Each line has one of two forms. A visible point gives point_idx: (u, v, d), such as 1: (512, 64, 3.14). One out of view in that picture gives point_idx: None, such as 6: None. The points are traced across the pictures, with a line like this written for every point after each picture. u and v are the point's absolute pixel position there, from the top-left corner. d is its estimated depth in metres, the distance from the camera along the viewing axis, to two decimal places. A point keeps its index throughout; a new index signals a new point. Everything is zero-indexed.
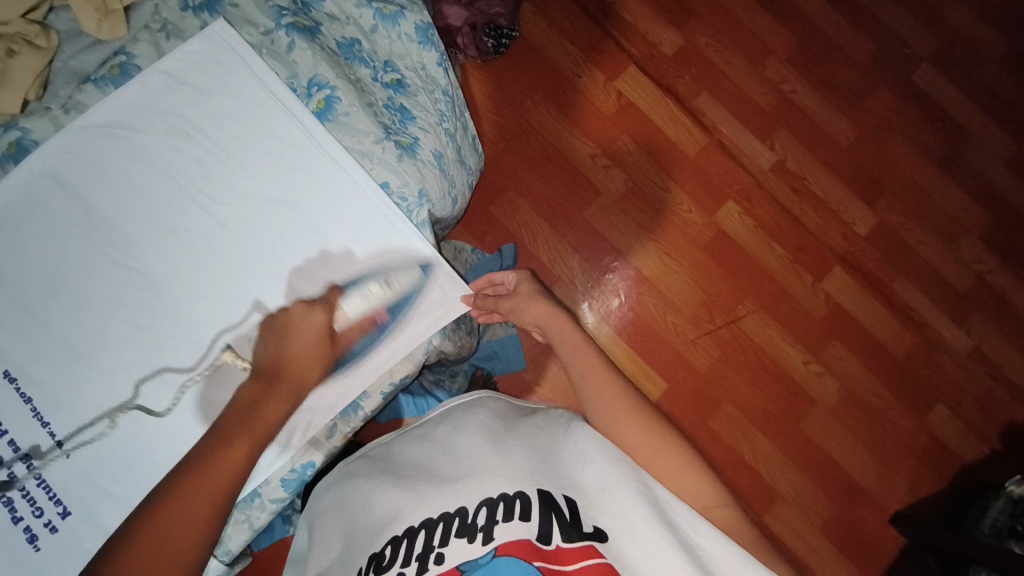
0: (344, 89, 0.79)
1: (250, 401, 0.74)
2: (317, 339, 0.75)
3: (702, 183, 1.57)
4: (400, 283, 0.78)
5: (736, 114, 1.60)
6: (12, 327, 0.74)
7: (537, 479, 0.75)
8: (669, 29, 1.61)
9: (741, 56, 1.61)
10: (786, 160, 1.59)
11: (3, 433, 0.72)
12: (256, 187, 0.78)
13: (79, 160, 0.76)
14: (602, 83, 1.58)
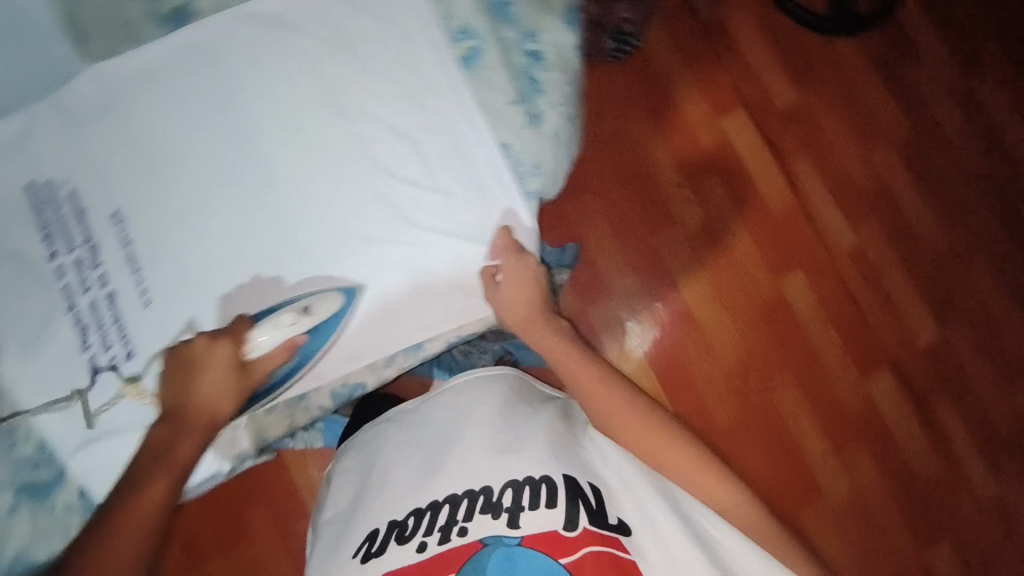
0: (492, 45, 0.78)
1: (157, 447, 0.65)
2: (226, 375, 0.68)
3: (777, 244, 1.55)
4: (321, 310, 0.72)
5: (829, 187, 1.57)
6: (127, 178, 0.72)
7: (555, 460, 0.76)
8: (786, 84, 1.59)
9: (851, 132, 1.59)
10: (865, 248, 1.55)
11: (97, 265, 0.71)
12: (388, 113, 0.75)
13: (236, 39, 0.75)
14: (710, 117, 1.57)
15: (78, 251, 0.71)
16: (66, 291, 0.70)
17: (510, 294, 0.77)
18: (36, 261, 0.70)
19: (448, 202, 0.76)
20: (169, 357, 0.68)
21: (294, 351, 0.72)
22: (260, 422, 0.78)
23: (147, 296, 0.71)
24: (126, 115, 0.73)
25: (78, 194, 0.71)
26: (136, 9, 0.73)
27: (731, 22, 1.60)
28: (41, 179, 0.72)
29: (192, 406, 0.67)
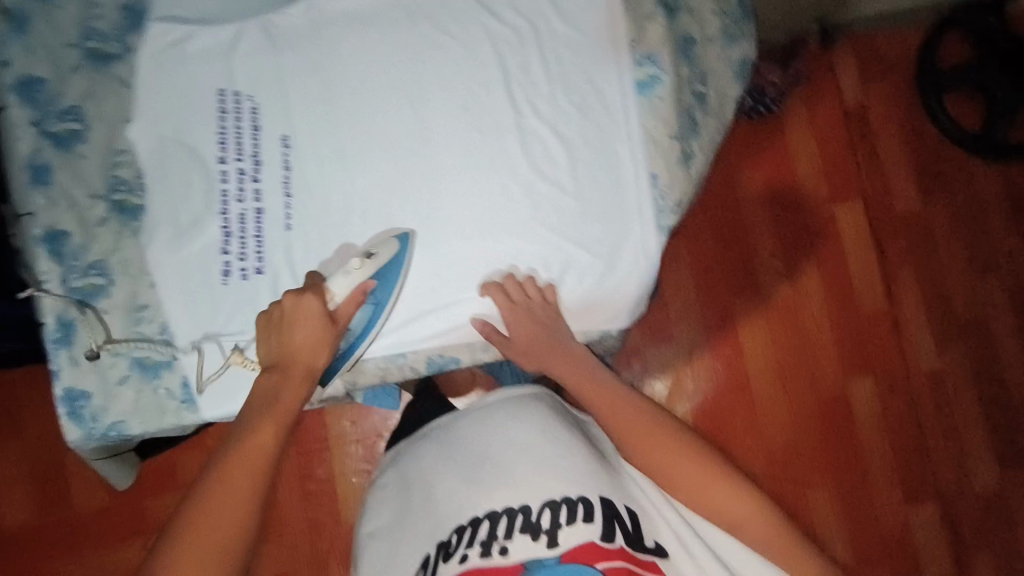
0: (671, 77, 0.78)
1: (267, 393, 0.65)
2: (316, 326, 0.67)
3: (856, 347, 1.47)
4: (383, 253, 0.72)
5: (925, 306, 1.50)
6: (303, 111, 0.76)
7: (593, 480, 0.70)
8: (911, 187, 1.53)
9: (965, 257, 1.51)
10: (946, 375, 1.48)
11: (257, 181, 0.75)
12: (552, 116, 0.77)
13: (441, 11, 0.77)
14: (824, 201, 1.51)
15: (244, 162, 0.75)
16: (223, 194, 0.74)
17: (518, 344, 0.76)
18: (205, 161, 0.74)
19: (583, 215, 0.77)
20: (263, 320, 0.68)
21: (368, 296, 0.71)
22: (358, 369, 0.76)
23: (290, 220, 0.75)
24: (313, 55, 0.75)
25: (259, 113, 0.75)
26: None
27: (873, 115, 1.53)
28: (229, 90, 0.75)
29: (292, 358, 0.67)
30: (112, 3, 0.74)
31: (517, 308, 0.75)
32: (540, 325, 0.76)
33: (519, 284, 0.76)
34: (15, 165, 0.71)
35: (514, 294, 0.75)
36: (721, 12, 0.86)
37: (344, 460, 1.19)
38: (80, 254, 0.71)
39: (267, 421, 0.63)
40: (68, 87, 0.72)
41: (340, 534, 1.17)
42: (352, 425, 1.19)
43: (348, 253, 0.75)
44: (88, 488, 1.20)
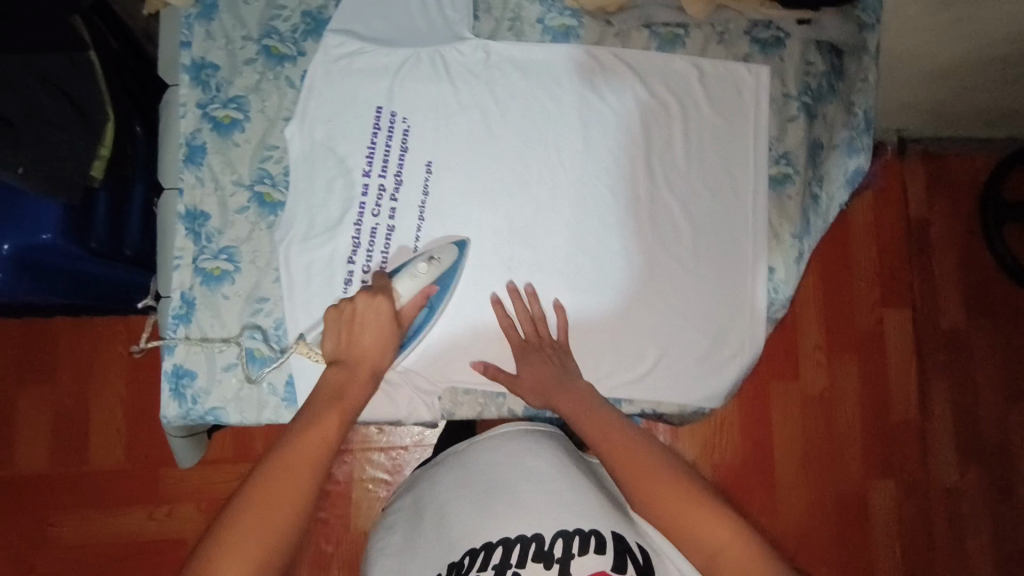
0: (803, 179, 0.81)
1: (333, 389, 0.64)
2: (386, 328, 0.67)
3: (882, 451, 1.44)
4: (445, 259, 0.73)
5: (955, 427, 1.46)
6: (448, 142, 0.79)
7: (607, 518, 0.66)
8: (959, 306, 1.48)
9: (1002, 386, 1.47)
10: (961, 495, 1.44)
11: (394, 199, 0.77)
12: (683, 190, 0.79)
13: (598, 76, 0.80)
14: (875, 305, 1.45)
15: (385, 180, 0.77)
16: (360, 206, 0.76)
17: (526, 382, 0.74)
18: (349, 170, 0.76)
19: (695, 290, 0.78)
20: (332, 316, 0.67)
21: (428, 299, 0.72)
22: (455, 399, 0.77)
23: (418, 244, 0.77)
24: (471, 95, 0.79)
25: (409, 136, 0.78)
26: (532, 13, 0.81)
27: (936, 228, 1.49)
28: (386, 108, 0.77)
29: (357, 360, 0.66)
30: (295, 7, 0.77)
31: (530, 346, 0.75)
32: (553, 364, 0.74)
33: (525, 307, 0.76)
34: (173, 141, 0.73)
35: (526, 331, 0.75)
36: (852, 124, 0.88)
37: (364, 466, 1.14)
38: (214, 238, 0.73)
39: (335, 410, 0.63)
40: (238, 77, 0.75)
41: (346, 541, 1.13)
42: (378, 432, 1.15)
43: (471, 284, 0.77)
44: (105, 445, 1.15)
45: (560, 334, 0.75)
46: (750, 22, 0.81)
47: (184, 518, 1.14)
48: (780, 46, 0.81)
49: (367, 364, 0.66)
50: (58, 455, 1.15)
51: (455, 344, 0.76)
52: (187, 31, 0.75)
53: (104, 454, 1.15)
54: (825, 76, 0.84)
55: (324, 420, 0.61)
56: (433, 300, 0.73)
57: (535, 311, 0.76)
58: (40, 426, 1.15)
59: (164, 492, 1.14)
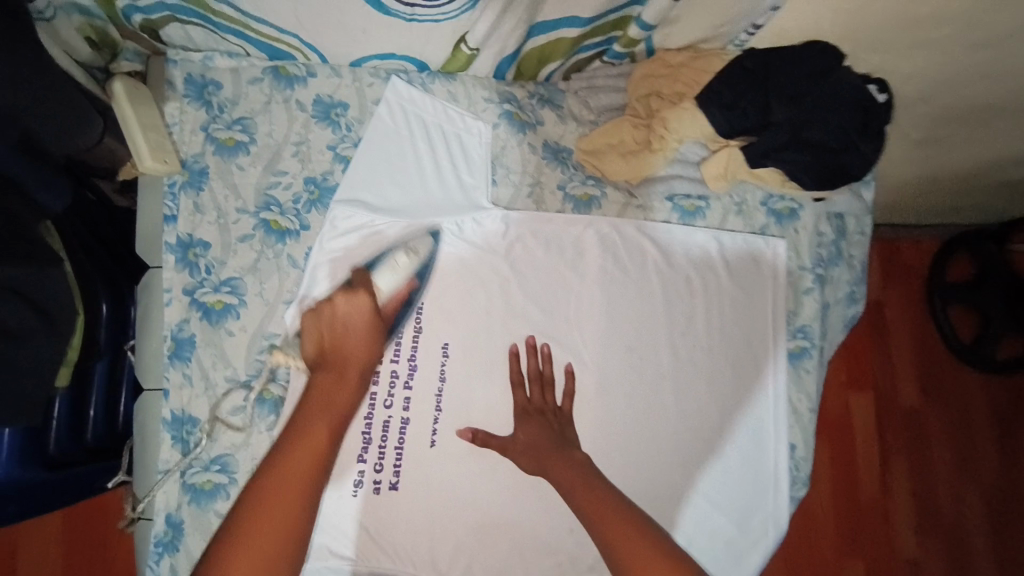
0: (820, 352, 0.80)
1: (320, 388, 0.65)
2: (365, 310, 0.69)
3: (851, 531, 1.35)
4: (423, 251, 0.72)
5: (910, 498, 1.37)
6: (465, 319, 0.74)
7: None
8: (911, 380, 1.40)
9: (948, 454, 1.38)
10: (922, 569, 1.34)
11: (408, 387, 0.71)
12: (701, 362, 0.78)
13: (619, 247, 0.77)
14: (840, 389, 1.40)
15: (398, 364, 0.71)
16: (370, 401, 0.70)
17: (518, 444, 0.71)
18: None
19: (714, 463, 0.76)
20: (310, 317, 0.67)
21: (409, 294, 0.72)
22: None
23: (435, 436, 0.71)
24: (490, 266, 0.75)
25: (422, 315, 0.73)
26: (553, 178, 0.77)
27: (888, 310, 1.42)
28: (398, 284, 0.72)
29: (347, 355, 0.67)
30: (298, 173, 0.70)
31: (532, 409, 0.72)
32: (551, 432, 0.72)
33: (536, 366, 0.74)
34: (156, 332, 0.65)
35: (532, 392, 0.73)
36: (855, 281, 0.90)
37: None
38: (204, 446, 0.64)
39: (321, 426, 0.63)
40: (232, 256, 0.67)
41: None
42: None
43: (492, 481, 0.71)
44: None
45: (565, 399, 0.73)
46: (766, 194, 0.81)
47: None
48: (795, 217, 0.82)
49: (362, 349, 0.68)
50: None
51: (476, 547, 0.70)
52: (172, 204, 0.66)
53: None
54: (832, 243, 0.86)
55: (313, 432, 0.62)
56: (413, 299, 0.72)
57: (547, 372, 0.74)
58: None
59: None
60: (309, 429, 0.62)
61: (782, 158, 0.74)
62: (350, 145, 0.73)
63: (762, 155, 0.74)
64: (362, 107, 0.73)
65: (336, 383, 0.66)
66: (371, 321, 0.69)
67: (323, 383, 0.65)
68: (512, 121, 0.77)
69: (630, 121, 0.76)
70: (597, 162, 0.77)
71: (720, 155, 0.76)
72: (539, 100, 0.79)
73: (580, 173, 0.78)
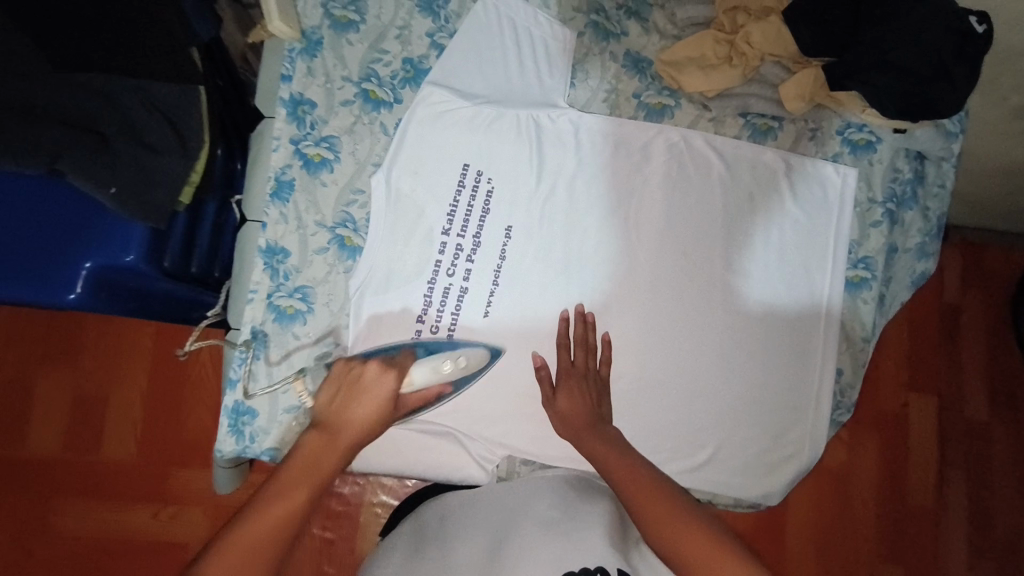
0: (880, 284, 0.80)
1: (310, 457, 0.60)
2: (380, 405, 0.65)
3: (894, 530, 1.28)
4: (468, 362, 0.71)
5: (970, 513, 1.28)
6: (531, 208, 0.78)
7: (614, 552, 0.60)
8: (984, 397, 1.32)
9: (1018, 476, 1.29)
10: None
11: (470, 261, 0.76)
12: (750, 275, 0.79)
13: (686, 157, 0.80)
14: (902, 390, 1.31)
15: (463, 240, 0.76)
16: (435, 270, 0.75)
17: (561, 407, 0.71)
18: (431, 225, 0.76)
19: (754, 376, 0.77)
20: (339, 370, 0.66)
21: (438, 396, 0.71)
22: (512, 469, 0.77)
23: (490, 306, 0.76)
24: (561, 163, 0.79)
25: (493, 195, 0.77)
26: (628, 87, 0.82)
27: (967, 317, 1.34)
28: (473, 166, 0.78)
29: (336, 425, 0.63)
30: (398, 54, 0.79)
31: (575, 372, 0.72)
32: (588, 404, 0.70)
33: (580, 333, 0.73)
34: (262, 174, 0.74)
35: (575, 355, 0.73)
36: (924, 231, 0.89)
37: (376, 490, 1.15)
38: (291, 276, 0.72)
39: (306, 486, 0.58)
40: (334, 118, 0.76)
41: (347, 565, 1.13)
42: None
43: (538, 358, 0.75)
44: (118, 436, 1.16)
45: (604, 367, 0.73)
46: (844, 122, 0.82)
47: (190, 524, 1.14)
48: (870, 150, 0.82)
49: (369, 420, 0.64)
50: (69, 443, 1.16)
51: (517, 421, 0.75)
52: (289, 66, 0.76)
53: (114, 446, 1.15)
54: (907, 183, 0.85)
55: (295, 495, 0.57)
56: (439, 399, 0.71)
57: (591, 339, 0.73)
58: (53, 409, 1.16)
59: (167, 494, 1.14)
60: (289, 492, 0.57)
61: (865, 79, 0.75)
62: (445, 36, 0.80)
63: (843, 76, 0.76)
64: (461, 3, 0.81)
65: (328, 446, 0.62)
66: (374, 414, 0.64)
67: (315, 446, 0.61)
68: (598, 29, 0.83)
69: (713, 35, 0.80)
70: (674, 73, 0.81)
71: (798, 77, 0.78)
72: (626, 13, 0.84)
73: (656, 84, 0.83)
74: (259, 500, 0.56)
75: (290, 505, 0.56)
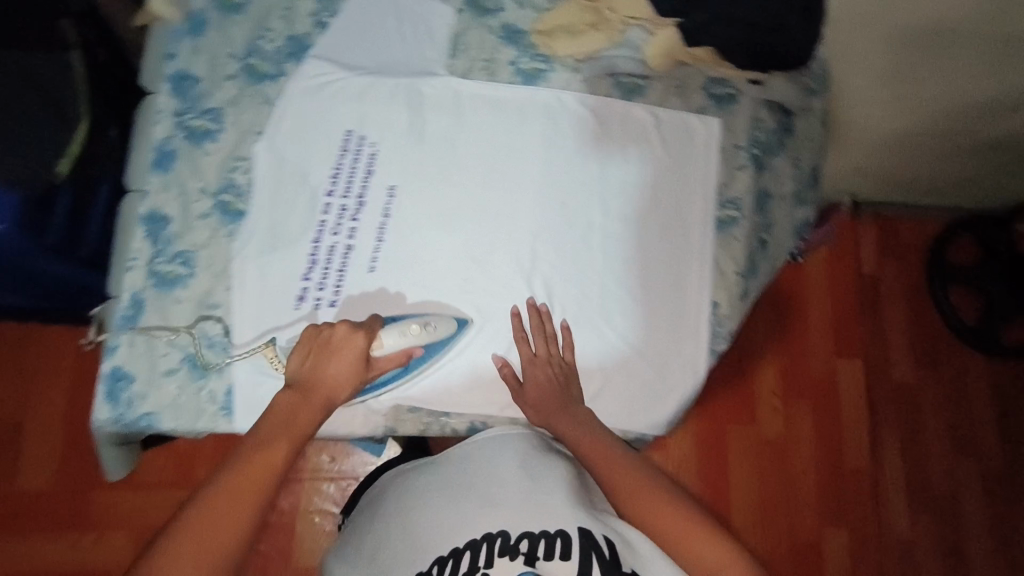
0: (748, 223, 0.86)
1: (286, 410, 0.68)
2: (354, 364, 0.70)
3: (834, 492, 1.29)
4: (440, 327, 0.75)
5: (907, 469, 1.33)
6: (420, 173, 0.81)
7: (575, 513, 0.66)
8: (909, 359, 1.37)
9: (947, 432, 1.35)
10: (916, 549, 1.30)
11: (355, 219, 0.78)
12: (627, 221, 0.83)
13: (563, 117, 0.85)
14: (830, 355, 1.35)
15: (347, 200, 0.79)
16: (320, 229, 0.77)
17: (529, 395, 0.77)
18: (314, 188, 0.78)
19: (637, 315, 0.81)
20: (309, 335, 0.70)
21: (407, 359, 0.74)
22: (399, 417, 0.77)
23: (376, 262, 0.78)
24: (445, 129, 0.83)
25: (376, 158, 0.81)
26: (505, 55, 0.87)
27: (886, 287, 1.39)
28: (356, 132, 0.81)
29: (315, 385, 0.69)
30: (281, 32, 0.82)
31: (538, 361, 0.77)
32: (558, 386, 0.77)
33: (539, 322, 0.78)
34: (145, 145, 0.76)
35: (537, 346, 0.77)
36: (798, 178, 0.93)
37: (311, 496, 1.15)
38: (172, 242, 0.74)
39: (283, 439, 0.66)
40: (217, 90, 0.79)
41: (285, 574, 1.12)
42: (330, 461, 1.15)
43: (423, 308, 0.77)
44: (36, 462, 1.12)
45: (568, 352, 0.78)
46: (708, 79, 0.89)
47: (113, 547, 1.10)
48: (731, 102, 0.89)
49: (344, 382, 0.70)
50: None
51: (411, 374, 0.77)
52: (173, 44, 0.79)
53: (33, 473, 1.11)
54: (772, 132, 0.90)
55: (275, 448, 0.66)
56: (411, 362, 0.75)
57: (548, 327, 0.78)
58: None
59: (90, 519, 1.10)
60: (270, 444, 0.66)
61: (713, 31, 0.83)
62: (329, 15, 0.84)
63: (695, 30, 0.84)
64: None
65: (308, 406, 0.69)
66: (347, 370, 0.70)
67: (296, 409, 0.68)
68: (474, 6, 0.88)
69: (580, 4, 0.88)
70: (547, 40, 0.87)
71: (657, 37, 0.86)
72: None
73: (531, 51, 0.87)
74: (239, 454, 0.65)
75: (264, 459, 0.65)
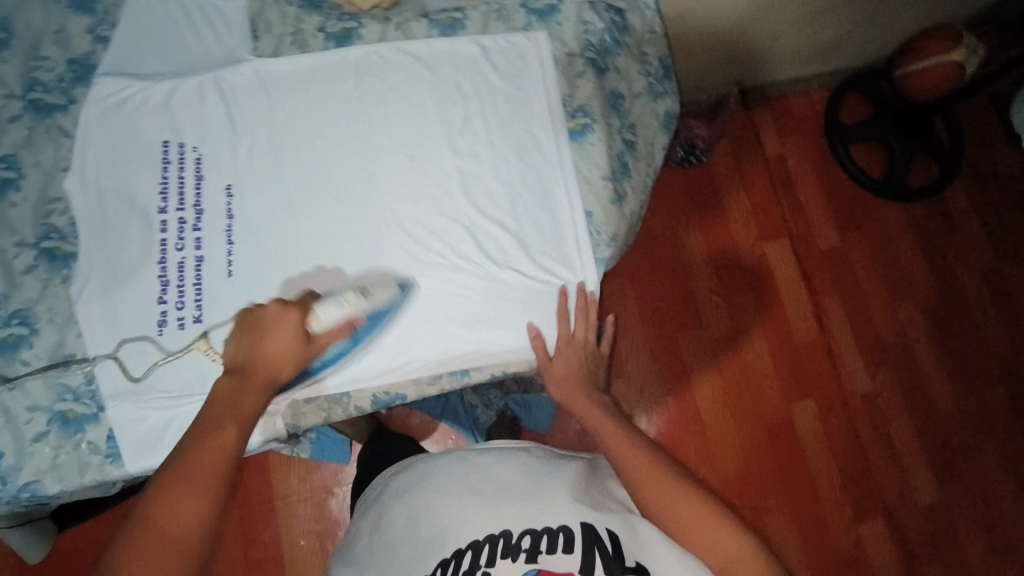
0: (602, 126, 0.84)
1: (228, 395, 0.64)
2: (292, 342, 0.66)
3: (792, 367, 1.28)
4: (379, 288, 0.74)
5: (852, 329, 1.32)
6: (257, 166, 0.77)
7: (577, 505, 0.65)
8: (830, 224, 1.35)
9: (882, 284, 1.33)
10: (877, 397, 1.29)
11: (197, 229, 0.74)
12: (478, 155, 0.81)
13: (388, 70, 0.82)
14: (753, 240, 1.32)
15: (184, 211, 0.75)
16: (162, 249, 0.73)
17: (558, 371, 0.79)
18: (144, 209, 0.74)
19: (513, 245, 0.80)
20: (245, 317, 0.67)
21: (350, 330, 0.72)
22: (298, 411, 0.76)
23: (232, 266, 0.74)
24: (268, 114, 0.79)
25: (202, 162, 0.76)
26: (311, 23, 0.82)
27: (794, 160, 1.36)
28: (173, 140, 0.76)
29: (255, 364, 0.65)
30: (58, 57, 0.76)
31: (572, 344, 0.80)
32: (584, 365, 0.80)
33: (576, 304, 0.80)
34: None
35: (575, 327, 0.80)
36: (645, 72, 0.92)
37: (291, 523, 1.12)
38: (2, 304, 0.70)
39: (230, 417, 0.62)
40: (4, 136, 0.73)
41: None
42: (300, 482, 1.13)
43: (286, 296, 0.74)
44: None
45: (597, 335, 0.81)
46: None
47: None
48: (555, 12, 0.86)
49: (290, 358, 0.66)
50: None
51: None
52: None
53: None
54: (606, 33, 0.88)
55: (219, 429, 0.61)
56: (355, 330, 0.72)
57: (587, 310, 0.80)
58: None
59: None
60: (215, 428, 0.61)
61: None
62: (107, 28, 0.78)
63: None
64: None
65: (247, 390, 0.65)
66: (286, 343, 0.66)
67: (236, 393, 0.64)
68: None
69: None
70: None
71: None
72: None
73: (335, 12, 0.83)
74: (188, 437, 0.60)
75: (217, 440, 0.60)
